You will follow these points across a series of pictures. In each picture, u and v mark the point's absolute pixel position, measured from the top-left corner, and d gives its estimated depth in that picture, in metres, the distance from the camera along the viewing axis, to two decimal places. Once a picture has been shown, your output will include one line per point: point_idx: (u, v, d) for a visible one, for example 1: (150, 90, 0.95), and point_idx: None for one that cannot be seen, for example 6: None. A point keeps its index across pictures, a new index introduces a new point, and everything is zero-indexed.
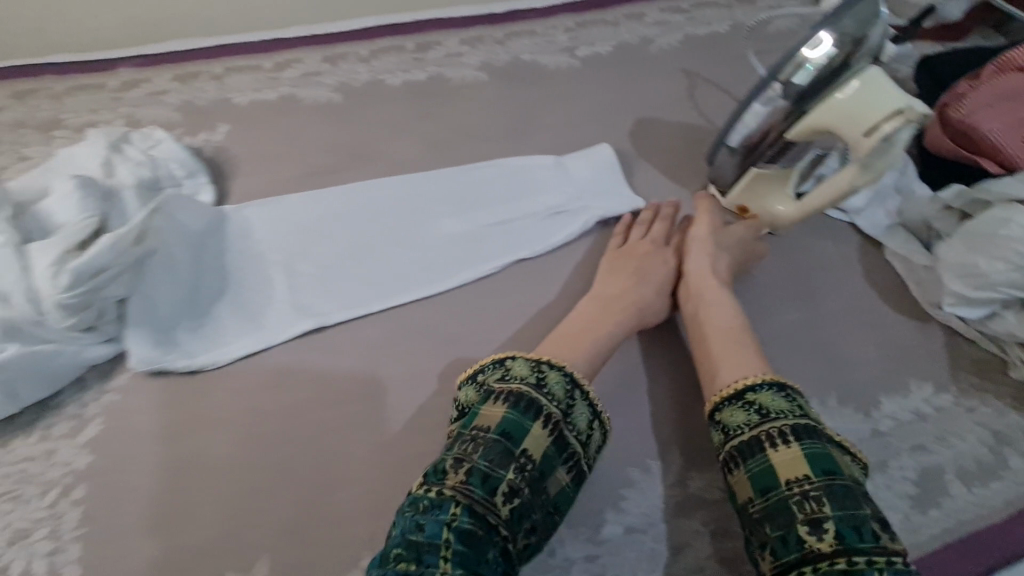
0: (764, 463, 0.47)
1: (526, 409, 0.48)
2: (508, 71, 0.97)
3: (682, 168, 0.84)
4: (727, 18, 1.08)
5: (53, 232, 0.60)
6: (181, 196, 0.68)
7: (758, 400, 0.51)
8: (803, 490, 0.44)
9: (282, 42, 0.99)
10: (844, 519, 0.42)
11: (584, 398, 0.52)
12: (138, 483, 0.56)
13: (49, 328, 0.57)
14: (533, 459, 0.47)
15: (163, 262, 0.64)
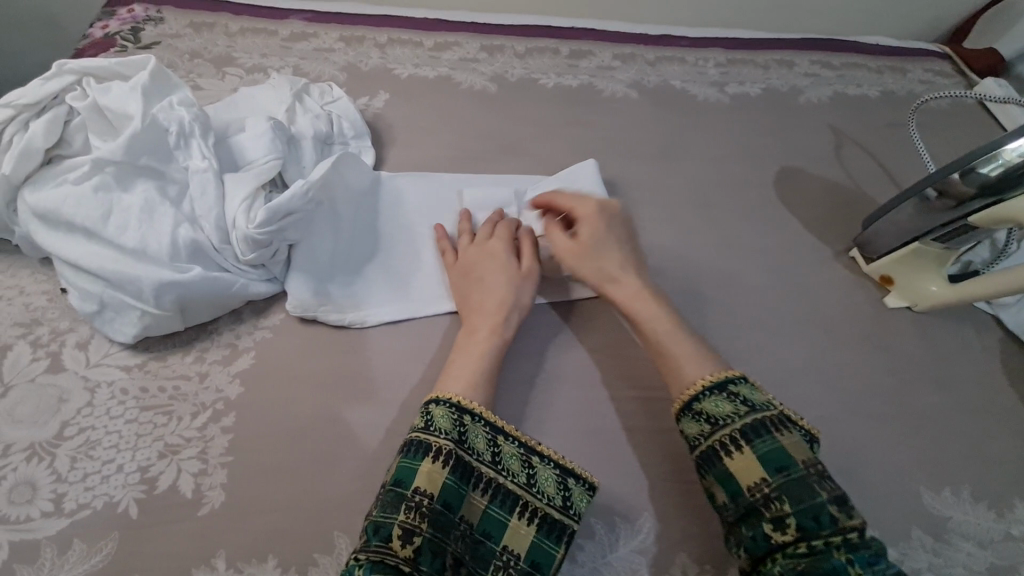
0: (725, 471, 0.51)
1: (412, 450, 0.49)
2: (657, 95, 0.97)
3: (824, 224, 0.83)
4: (878, 82, 1.07)
5: (243, 167, 0.63)
6: (353, 155, 0.69)
7: (703, 410, 0.54)
8: (763, 494, 0.49)
9: (443, 24, 1.01)
10: (802, 510, 0.47)
11: (473, 419, 0.52)
12: (281, 424, 0.56)
13: (227, 256, 0.60)
14: (433, 496, 0.47)
15: (330, 217, 0.66)
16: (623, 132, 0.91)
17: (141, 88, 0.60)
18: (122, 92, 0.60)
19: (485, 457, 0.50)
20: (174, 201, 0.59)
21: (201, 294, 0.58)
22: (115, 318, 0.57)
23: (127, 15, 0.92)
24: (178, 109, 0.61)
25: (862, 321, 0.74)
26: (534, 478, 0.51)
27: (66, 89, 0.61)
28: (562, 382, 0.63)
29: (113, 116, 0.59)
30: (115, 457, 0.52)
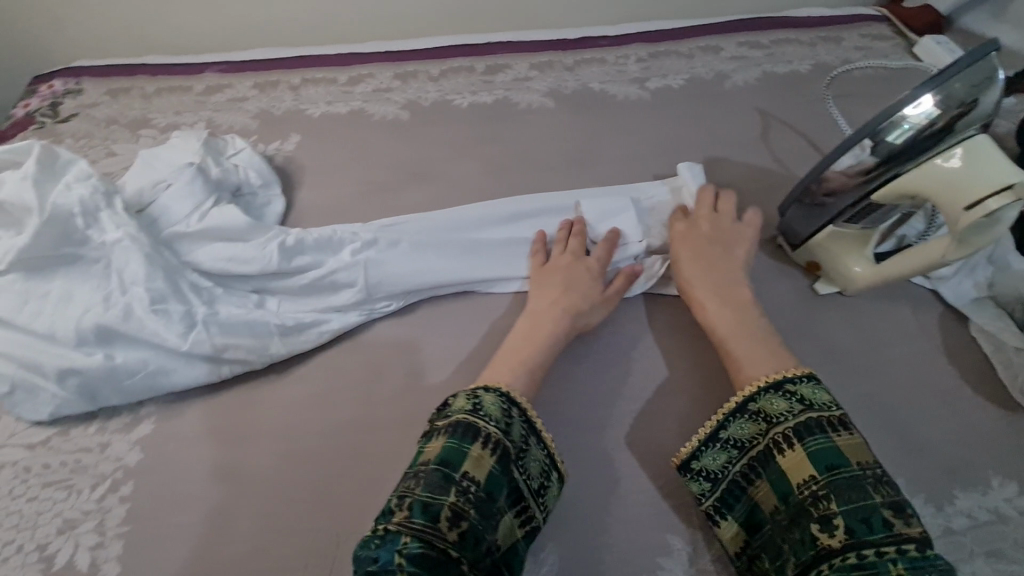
0: (779, 469, 0.50)
1: (459, 433, 0.50)
2: (575, 99, 0.95)
3: (749, 214, 0.80)
4: (809, 57, 1.04)
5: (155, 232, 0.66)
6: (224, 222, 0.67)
7: (761, 409, 0.54)
8: (812, 492, 0.48)
9: (357, 58, 1.02)
10: (852, 512, 0.46)
11: (519, 414, 0.53)
12: (178, 487, 0.56)
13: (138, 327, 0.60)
14: (479, 482, 0.48)
15: (270, 258, 0.66)
16: (540, 142, 0.89)
17: (31, 176, 0.59)
18: (14, 182, 0.59)
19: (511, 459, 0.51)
20: (87, 280, 0.60)
21: (114, 371, 0.59)
22: (26, 399, 0.59)
23: (48, 91, 0.95)
24: (75, 186, 0.61)
25: (789, 312, 0.71)
26: (546, 489, 0.52)
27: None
28: None
29: (8, 208, 0.59)
30: (16, 538, 0.53)
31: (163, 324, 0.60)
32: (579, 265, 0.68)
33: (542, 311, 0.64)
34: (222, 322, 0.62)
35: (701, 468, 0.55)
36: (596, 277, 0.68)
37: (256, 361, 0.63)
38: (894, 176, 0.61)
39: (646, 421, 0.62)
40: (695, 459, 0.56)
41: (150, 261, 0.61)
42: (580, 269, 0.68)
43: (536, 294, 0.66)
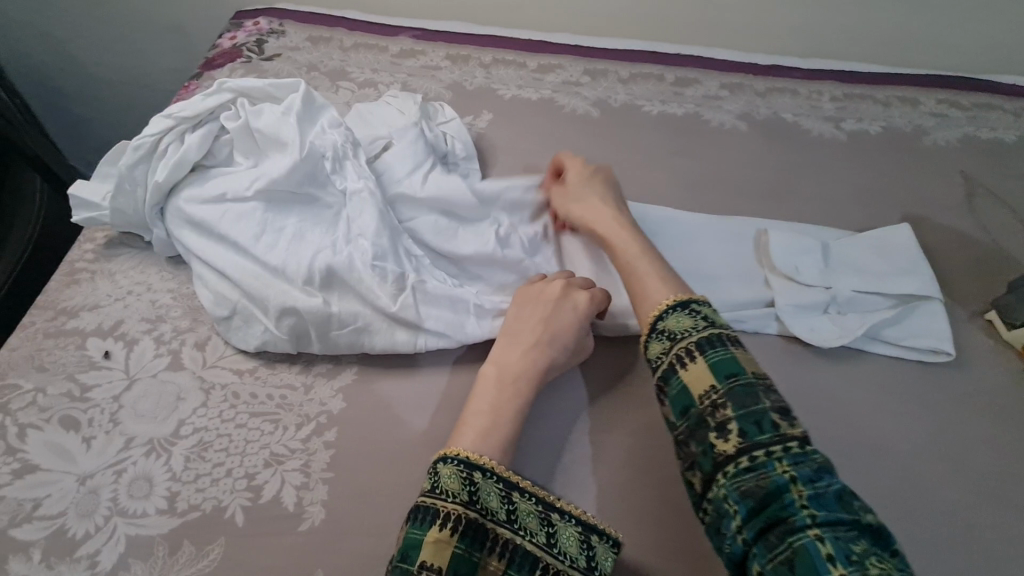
0: (680, 383, 0.48)
1: (418, 518, 0.44)
2: (767, 128, 0.92)
3: (955, 281, 0.75)
4: (1016, 127, 0.98)
5: (385, 183, 0.65)
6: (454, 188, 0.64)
7: (665, 327, 0.52)
8: (711, 402, 0.46)
9: (547, 46, 1.01)
10: (745, 416, 0.44)
11: (485, 475, 0.47)
12: (380, 445, 0.56)
13: (357, 280, 0.57)
14: (440, 570, 0.42)
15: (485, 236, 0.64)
16: (730, 166, 0.86)
17: (294, 112, 0.61)
18: (275, 116, 0.60)
19: (500, 517, 0.45)
20: (319, 223, 0.59)
21: (327, 318, 0.56)
22: (240, 327, 0.58)
23: (253, 27, 0.97)
24: (329, 132, 0.62)
25: (1000, 393, 0.66)
26: (554, 537, 0.45)
27: (222, 107, 0.61)
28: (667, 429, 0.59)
29: (265, 140, 0.60)
30: (224, 461, 0.53)
31: (377, 280, 0.57)
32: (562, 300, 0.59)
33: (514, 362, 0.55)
34: (429, 292, 0.58)
35: None
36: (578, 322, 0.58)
37: (451, 340, 0.59)
38: None
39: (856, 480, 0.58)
40: None
41: (381, 217, 0.59)
42: (565, 308, 0.59)
43: (510, 337, 0.57)
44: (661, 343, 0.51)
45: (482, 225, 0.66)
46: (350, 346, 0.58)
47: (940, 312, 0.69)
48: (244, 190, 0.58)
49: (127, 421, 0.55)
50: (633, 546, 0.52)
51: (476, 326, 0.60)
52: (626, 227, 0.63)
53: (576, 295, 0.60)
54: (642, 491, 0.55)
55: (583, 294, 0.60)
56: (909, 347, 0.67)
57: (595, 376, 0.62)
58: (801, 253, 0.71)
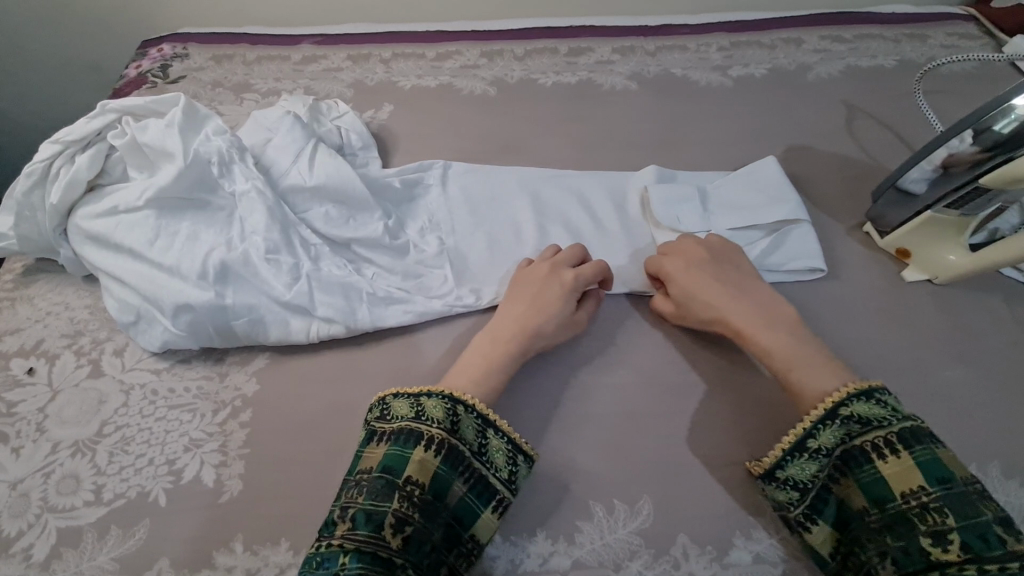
0: (875, 474, 0.48)
1: (403, 440, 0.50)
2: (657, 84, 0.97)
3: (835, 201, 0.80)
4: (895, 53, 1.03)
5: (274, 178, 0.69)
6: (342, 178, 0.69)
7: (854, 413, 0.51)
8: (920, 503, 0.46)
9: (444, 35, 1.05)
10: (968, 527, 0.44)
11: (467, 410, 0.53)
12: (294, 418, 0.60)
13: (253, 276, 0.62)
14: (423, 486, 0.48)
15: (376, 225, 0.70)
16: (623, 124, 0.91)
17: (176, 124, 0.64)
18: (159, 129, 0.64)
19: (473, 447, 0.52)
20: (212, 224, 0.64)
21: (224, 310, 0.60)
22: (146, 329, 0.62)
23: (157, 54, 1.01)
24: (214, 139, 0.66)
25: (876, 296, 0.71)
26: (515, 476, 0.52)
27: (108, 126, 0.65)
28: (562, 368, 0.63)
29: (152, 152, 0.64)
30: (146, 451, 0.57)
31: (273, 273, 0.62)
32: (550, 282, 0.63)
33: (510, 324, 0.60)
34: (323, 279, 0.64)
35: (791, 476, 0.52)
36: (572, 295, 0.62)
37: (345, 324, 0.63)
38: (1003, 162, 0.61)
39: (747, 390, 0.61)
40: (783, 468, 0.52)
41: (270, 213, 0.64)
42: (555, 283, 0.63)
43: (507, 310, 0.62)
44: (840, 430, 0.51)
45: (372, 216, 0.70)
46: (253, 335, 0.62)
47: (810, 233, 0.73)
48: (135, 201, 0.62)
49: (52, 428, 0.59)
50: (533, 475, 0.57)
51: (369, 311, 0.64)
52: (734, 296, 0.61)
53: (563, 274, 0.63)
54: (538, 428, 0.59)
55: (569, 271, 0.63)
56: (793, 269, 0.71)
57: None
58: (681, 203, 0.76)
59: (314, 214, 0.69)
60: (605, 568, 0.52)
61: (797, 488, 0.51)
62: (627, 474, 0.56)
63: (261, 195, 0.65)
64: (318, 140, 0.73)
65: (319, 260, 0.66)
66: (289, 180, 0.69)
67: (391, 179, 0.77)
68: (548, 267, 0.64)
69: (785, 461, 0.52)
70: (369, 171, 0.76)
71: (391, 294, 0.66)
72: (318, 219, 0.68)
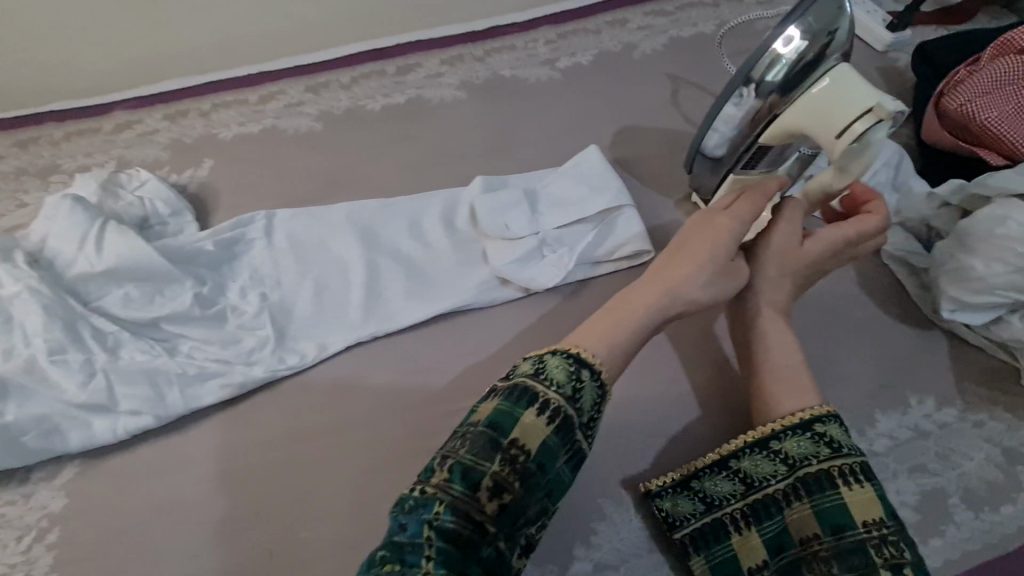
0: (804, 512, 0.48)
1: (515, 396, 0.44)
2: (487, 88, 0.96)
3: (662, 178, 0.81)
4: (714, 17, 1.05)
5: (60, 270, 0.64)
6: (134, 257, 0.65)
7: (829, 434, 0.49)
8: (880, 534, 0.44)
9: (267, 75, 1.01)
10: (919, 564, 0.43)
11: (591, 375, 0.47)
12: (111, 527, 0.56)
13: (36, 383, 0.57)
14: (529, 453, 0.43)
15: (185, 297, 0.66)
16: (453, 137, 0.89)
17: None
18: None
19: (584, 422, 0.46)
20: None
21: (5, 429, 0.55)
22: None
23: None
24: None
25: None
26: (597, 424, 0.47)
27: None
28: (395, 415, 0.63)
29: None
30: None
31: (61, 376, 0.58)
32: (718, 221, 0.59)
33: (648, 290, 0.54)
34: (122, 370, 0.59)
35: (741, 470, 0.52)
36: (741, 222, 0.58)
37: (152, 413, 0.59)
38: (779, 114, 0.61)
39: None
40: (735, 458, 0.53)
41: (48, 311, 0.59)
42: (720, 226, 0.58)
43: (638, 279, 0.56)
44: (806, 446, 0.49)
45: (183, 286, 0.67)
46: (49, 446, 0.57)
47: (636, 216, 0.73)
48: None
49: None
50: (370, 532, 0.56)
51: (182, 391, 0.61)
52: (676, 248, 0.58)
53: (719, 220, 0.59)
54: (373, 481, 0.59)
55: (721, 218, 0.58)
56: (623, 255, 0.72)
57: (328, 386, 0.65)
58: (507, 210, 0.74)
59: (110, 300, 0.64)
60: None
61: (744, 483, 0.52)
62: None
63: (33, 293, 0.59)
64: (106, 218, 0.68)
65: (119, 350, 0.62)
66: (74, 270, 0.64)
67: (203, 242, 0.72)
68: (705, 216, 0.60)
69: (736, 454, 0.53)
70: (177, 239, 0.72)
71: (206, 367, 0.63)
72: (114, 304, 0.64)
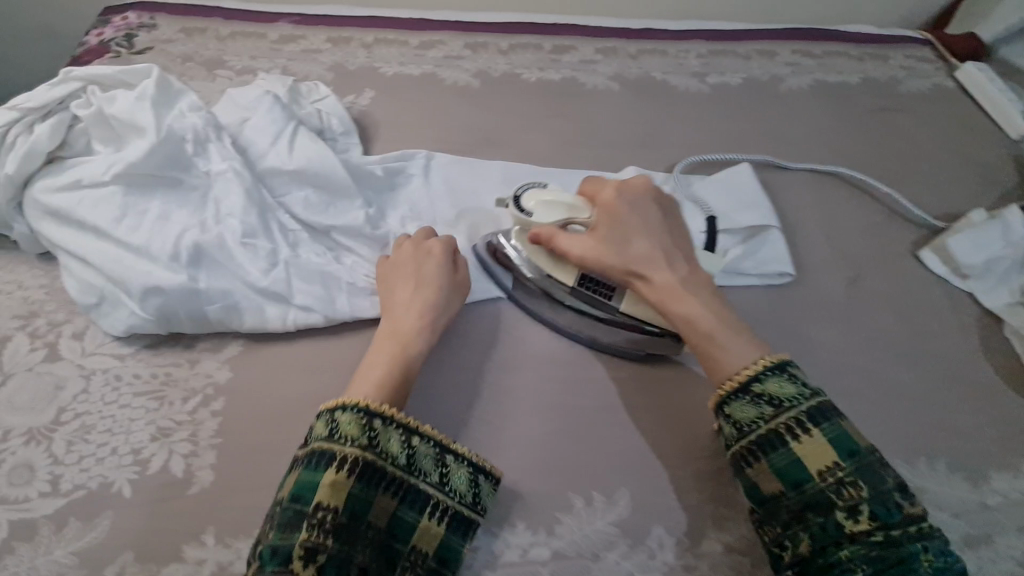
0: (791, 456, 0.50)
1: (315, 463, 0.49)
2: (639, 86, 0.99)
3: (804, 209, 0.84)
4: (859, 70, 1.08)
5: (252, 159, 0.67)
6: (321, 164, 0.67)
7: (765, 391, 0.53)
8: (836, 479, 0.49)
9: (428, 23, 1.03)
10: (877, 499, 0.48)
11: (385, 423, 0.51)
12: (268, 408, 0.58)
13: (227, 258, 0.60)
14: (336, 509, 0.48)
15: (357, 212, 0.68)
16: (604, 124, 0.92)
17: (148, 98, 0.61)
18: (128, 101, 0.61)
19: (399, 462, 0.51)
20: (185, 204, 0.61)
21: (196, 295, 0.58)
22: (112, 312, 0.58)
23: (122, 22, 0.95)
24: (189, 116, 0.63)
25: (838, 300, 0.74)
26: (479, 496, 0.53)
27: (72, 96, 0.62)
28: (540, 364, 0.65)
29: (119, 124, 0.60)
30: (109, 440, 0.54)
31: (249, 258, 0.60)
32: (421, 254, 0.64)
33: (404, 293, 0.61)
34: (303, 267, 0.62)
35: (734, 416, 0.53)
36: (441, 262, 0.63)
37: (321, 314, 0.62)
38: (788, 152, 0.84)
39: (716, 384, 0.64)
40: (726, 405, 0.54)
41: (248, 196, 0.62)
42: (424, 259, 0.63)
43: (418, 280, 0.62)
44: (759, 403, 0.53)
45: (353, 203, 0.68)
46: (226, 320, 0.59)
47: (781, 238, 0.77)
48: (101, 175, 0.59)
49: (3, 415, 0.55)
50: (511, 467, 0.57)
51: (348, 300, 0.63)
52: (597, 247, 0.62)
53: (429, 248, 0.64)
54: (517, 423, 0.60)
55: (435, 242, 0.64)
56: (762, 271, 0.74)
57: (478, 326, 0.67)
58: None
59: (292, 199, 0.67)
60: (584, 558, 0.53)
61: (739, 430, 0.53)
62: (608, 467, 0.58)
63: (237, 176, 0.63)
64: (298, 122, 0.71)
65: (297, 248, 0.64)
66: (267, 162, 0.66)
67: (373, 166, 0.75)
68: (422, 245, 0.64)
69: (725, 397, 0.54)
70: (351, 158, 0.74)
71: (371, 284, 0.65)
72: (296, 203, 0.66)
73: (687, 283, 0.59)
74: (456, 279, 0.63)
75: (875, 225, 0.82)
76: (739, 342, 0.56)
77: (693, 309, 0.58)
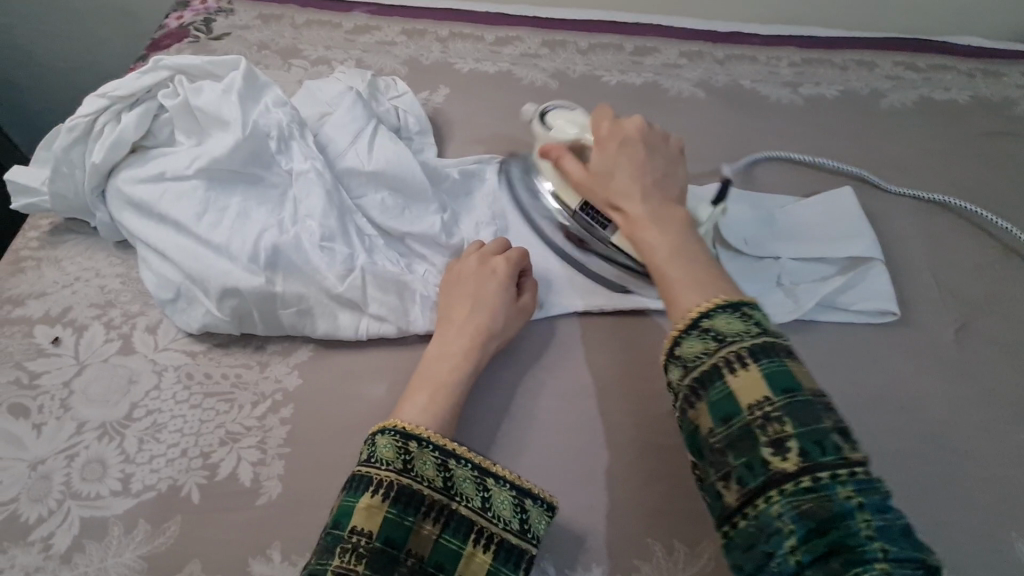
0: (724, 390, 0.43)
1: (353, 486, 0.45)
2: (726, 95, 0.93)
3: (906, 242, 0.77)
4: (970, 87, 0.98)
5: (332, 157, 0.65)
6: (400, 167, 0.65)
7: (714, 326, 0.45)
8: (764, 414, 0.41)
9: (504, 18, 0.99)
10: (805, 433, 0.40)
11: (422, 446, 0.47)
12: (336, 419, 0.56)
13: (303, 260, 0.58)
14: (371, 535, 0.43)
15: (433, 218, 0.65)
16: (687, 134, 0.87)
17: (235, 90, 0.61)
18: (216, 94, 0.61)
19: (437, 485, 0.46)
20: (264, 202, 0.60)
21: (273, 297, 0.56)
22: (188, 309, 0.58)
23: (201, 6, 0.94)
24: (274, 111, 0.63)
25: (943, 347, 0.68)
26: (528, 523, 0.47)
27: (159, 85, 0.61)
28: (619, 392, 0.60)
29: (205, 117, 0.60)
30: (178, 441, 0.53)
31: (325, 261, 0.58)
32: (482, 270, 0.60)
33: (460, 304, 0.58)
34: (377, 274, 0.59)
35: (682, 355, 0.45)
36: (504, 282, 0.60)
37: (394, 326, 0.59)
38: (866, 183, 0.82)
39: None
40: (677, 346, 0.46)
41: (328, 198, 0.60)
42: (486, 275, 0.60)
43: (472, 296, 0.58)
44: (707, 338, 0.45)
45: (428, 208, 0.66)
46: (299, 326, 0.58)
47: (884, 274, 0.70)
48: (184, 168, 0.58)
49: (77, 406, 0.55)
50: (586, 504, 0.53)
51: (422, 311, 0.60)
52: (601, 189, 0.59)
53: (493, 263, 0.61)
54: (596, 457, 0.56)
55: (501, 257, 0.61)
56: (861, 310, 0.68)
57: (552, 346, 0.63)
58: (750, 225, 0.72)
59: (370, 202, 0.64)
60: None
61: (686, 368, 0.45)
62: (691, 515, 0.53)
63: (320, 178, 0.61)
64: (377, 121, 0.68)
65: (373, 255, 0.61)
66: (346, 162, 0.64)
67: (450, 169, 0.72)
68: (481, 257, 0.62)
69: (678, 338, 0.47)
70: (427, 160, 0.71)
71: None
72: (372, 207, 0.64)
73: (662, 217, 0.55)
74: (518, 307, 0.60)
75: (985, 267, 0.75)
76: (697, 275, 0.50)
77: (654, 239, 0.54)
